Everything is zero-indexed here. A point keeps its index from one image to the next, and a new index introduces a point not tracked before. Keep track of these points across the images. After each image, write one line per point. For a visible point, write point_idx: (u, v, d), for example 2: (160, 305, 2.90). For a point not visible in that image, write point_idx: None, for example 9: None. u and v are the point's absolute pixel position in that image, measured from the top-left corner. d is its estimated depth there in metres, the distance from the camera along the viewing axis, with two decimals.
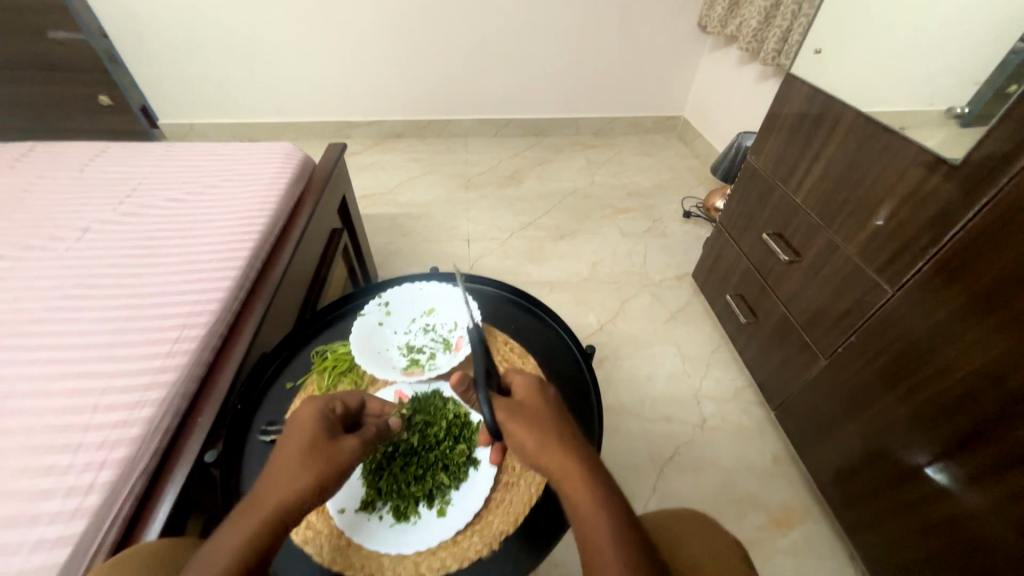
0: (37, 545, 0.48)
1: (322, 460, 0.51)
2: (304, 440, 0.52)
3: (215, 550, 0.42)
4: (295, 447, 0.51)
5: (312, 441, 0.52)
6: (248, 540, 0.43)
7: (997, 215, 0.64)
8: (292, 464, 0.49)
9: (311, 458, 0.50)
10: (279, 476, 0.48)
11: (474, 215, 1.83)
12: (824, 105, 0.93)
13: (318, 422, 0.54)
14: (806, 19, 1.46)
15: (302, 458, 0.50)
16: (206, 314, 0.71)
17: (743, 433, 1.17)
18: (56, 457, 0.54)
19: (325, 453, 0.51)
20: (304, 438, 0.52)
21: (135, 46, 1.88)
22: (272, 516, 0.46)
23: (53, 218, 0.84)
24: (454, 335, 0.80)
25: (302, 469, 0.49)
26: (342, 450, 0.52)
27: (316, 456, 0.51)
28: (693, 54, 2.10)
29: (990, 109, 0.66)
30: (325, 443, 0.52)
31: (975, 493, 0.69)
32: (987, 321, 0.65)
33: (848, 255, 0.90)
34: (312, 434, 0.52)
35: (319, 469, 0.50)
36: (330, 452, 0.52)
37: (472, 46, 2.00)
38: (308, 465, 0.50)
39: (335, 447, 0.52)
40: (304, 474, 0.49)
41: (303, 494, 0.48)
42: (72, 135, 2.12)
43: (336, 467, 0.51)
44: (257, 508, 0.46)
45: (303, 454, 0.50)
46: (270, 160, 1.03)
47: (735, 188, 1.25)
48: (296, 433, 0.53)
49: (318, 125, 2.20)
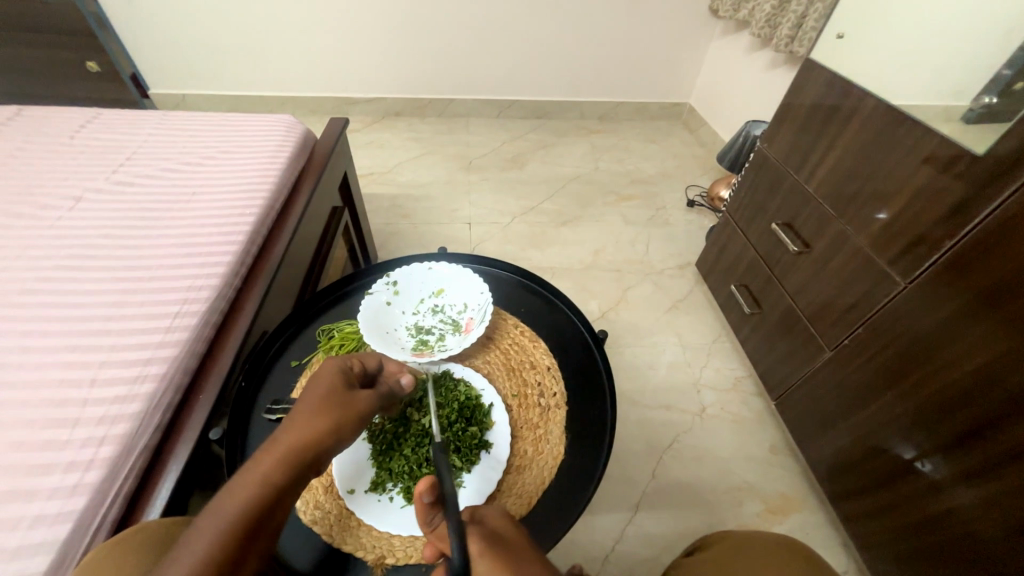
0: (35, 521, 0.46)
1: (339, 409, 0.52)
2: (323, 391, 0.53)
3: (236, 488, 0.44)
4: (314, 397, 0.52)
5: (329, 393, 0.53)
6: (266, 480, 0.45)
7: (1015, 210, 0.63)
8: (308, 413, 0.51)
9: (327, 409, 0.51)
10: (297, 423, 0.50)
11: (476, 198, 1.80)
12: (843, 93, 0.91)
13: (335, 377, 0.55)
14: (823, 5, 1.42)
15: (320, 407, 0.51)
16: (207, 289, 0.68)
17: (743, 422, 1.18)
18: (52, 432, 0.52)
19: (341, 404, 0.52)
20: (322, 390, 0.53)
21: (126, 10, 1.81)
22: (289, 458, 0.47)
23: (43, 185, 0.81)
24: (463, 318, 0.79)
25: (317, 418, 0.50)
26: (357, 403, 0.54)
27: (331, 407, 0.52)
28: (702, 39, 2.05)
29: (1019, 100, 0.65)
30: (341, 396, 0.53)
31: (969, 488, 0.70)
32: (993, 317, 0.65)
33: (860, 247, 0.89)
34: (329, 387, 0.53)
35: (334, 421, 0.51)
36: (345, 405, 0.53)
37: (477, 22, 1.94)
38: (323, 415, 0.51)
39: (350, 400, 0.53)
40: (319, 423, 0.50)
41: (319, 441, 0.49)
42: (59, 102, 2.05)
43: (350, 419, 0.52)
44: (274, 451, 0.47)
45: (321, 403, 0.52)
46: (270, 132, 1.00)
47: (745, 176, 1.23)
48: (315, 386, 0.54)
49: (316, 100, 2.14)
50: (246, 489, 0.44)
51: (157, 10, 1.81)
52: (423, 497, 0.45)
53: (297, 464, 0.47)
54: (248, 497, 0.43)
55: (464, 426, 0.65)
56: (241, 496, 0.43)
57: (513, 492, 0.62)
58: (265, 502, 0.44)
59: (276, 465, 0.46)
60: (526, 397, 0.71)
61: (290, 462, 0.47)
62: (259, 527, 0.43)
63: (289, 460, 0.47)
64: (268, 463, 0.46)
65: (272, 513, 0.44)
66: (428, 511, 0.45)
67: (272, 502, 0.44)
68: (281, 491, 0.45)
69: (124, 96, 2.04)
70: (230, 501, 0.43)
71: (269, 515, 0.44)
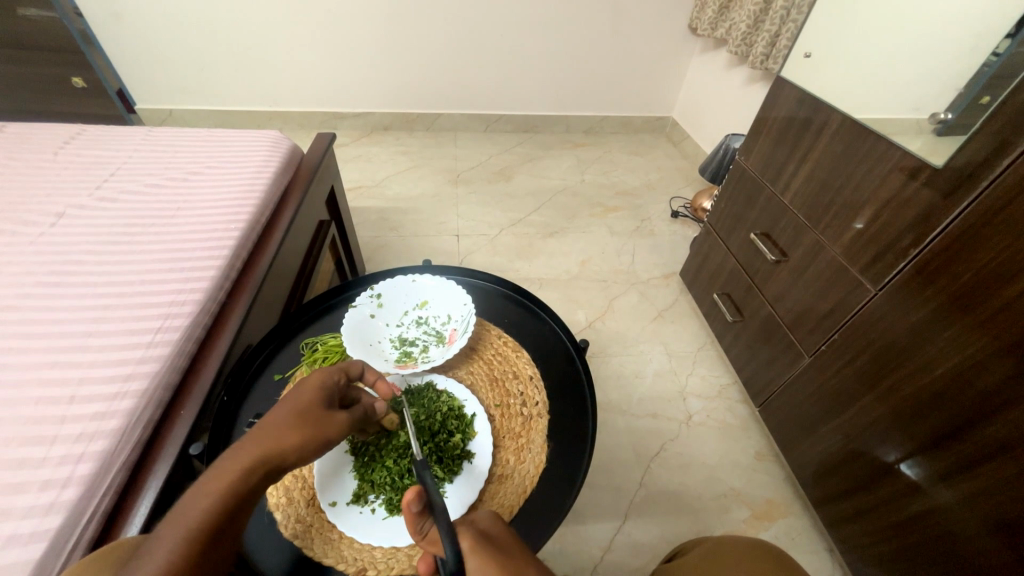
0: (9, 540, 0.46)
1: (313, 427, 0.51)
2: (302, 405, 0.52)
3: (199, 494, 0.44)
4: (292, 410, 0.52)
5: (306, 407, 0.52)
6: (229, 490, 0.44)
7: (975, 218, 0.66)
8: (282, 425, 0.50)
9: (301, 424, 0.51)
10: (270, 433, 0.49)
11: (463, 210, 1.82)
12: (812, 109, 0.95)
13: (316, 392, 0.54)
14: (795, 25, 1.48)
15: (295, 421, 0.51)
16: (190, 304, 0.69)
17: (728, 429, 1.20)
18: (28, 450, 0.51)
19: (315, 421, 0.52)
20: (298, 403, 0.53)
21: (113, 28, 1.81)
22: (254, 468, 0.46)
23: (25, 202, 0.80)
24: (447, 329, 0.80)
25: (290, 429, 0.50)
26: (332, 421, 0.53)
27: (305, 422, 0.51)
28: (682, 55, 2.12)
29: (969, 117, 0.69)
30: (318, 412, 0.53)
31: (947, 487, 0.71)
32: (962, 321, 0.68)
33: (833, 255, 0.92)
34: (307, 400, 0.53)
35: (304, 438, 0.50)
36: (319, 422, 0.52)
37: (464, 39, 1.98)
38: (296, 430, 0.50)
39: (326, 417, 0.53)
40: (292, 436, 0.49)
41: (288, 456, 0.49)
42: (42, 117, 2.04)
43: (321, 438, 0.51)
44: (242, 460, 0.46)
45: (297, 417, 0.51)
46: (257, 147, 1.01)
47: (724, 188, 1.27)
48: (294, 397, 0.53)
49: (304, 116, 2.16)
50: (209, 496, 0.44)
51: (146, 29, 1.83)
52: (411, 507, 0.45)
53: (263, 476, 0.47)
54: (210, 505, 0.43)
55: (447, 437, 0.66)
56: (205, 502, 0.43)
57: (495, 502, 0.62)
58: (228, 512, 0.43)
59: (243, 472, 0.46)
60: (508, 407, 0.71)
61: (258, 472, 0.47)
62: (221, 535, 0.43)
63: (256, 471, 0.46)
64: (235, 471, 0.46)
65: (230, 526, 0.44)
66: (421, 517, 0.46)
67: (235, 512, 0.44)
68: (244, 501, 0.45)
69: (110, 112, 2.03)
70: (192, 507, 0.43)
71: (231, 525, 0.44)
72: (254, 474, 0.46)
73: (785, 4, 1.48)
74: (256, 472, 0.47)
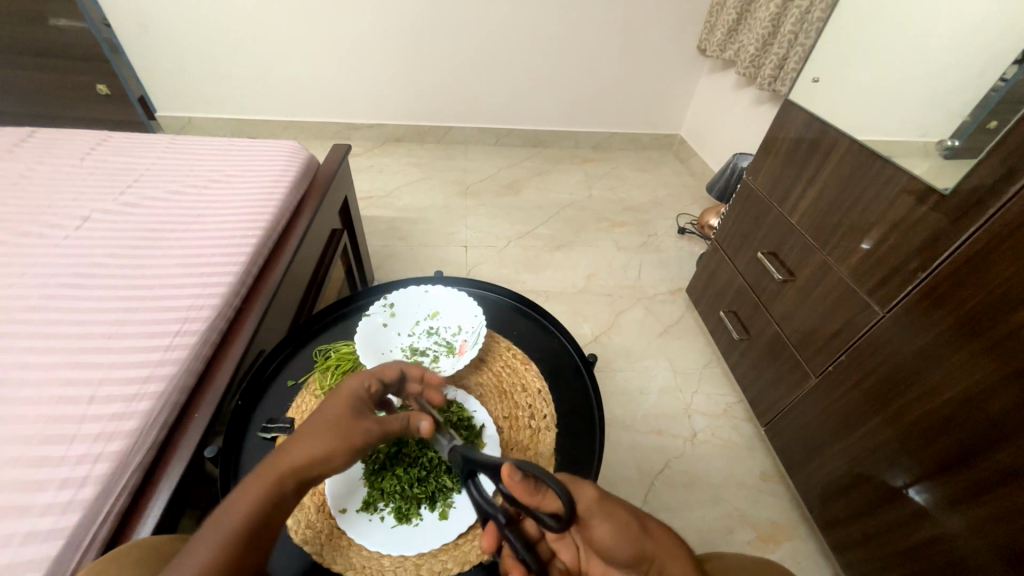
0: (27, 537, 0.47)
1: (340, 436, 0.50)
2: (334, 415, 0.52)
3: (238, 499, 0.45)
4: (325, 419, 0.52)
5: (336, 417, 0.52)
6: (258, 501, 0.45)
7: (983, 243, 0.67)
8: (314, 435, 0.50)
9: (329, 434, 0.50)
10: (302, 443, 0.49)
11: (472, 222, 1.84)
12: (821, 131, 0.97)
13: (346, 402, 0.54)
14: (803, 49, 1.50)
15: (326, 430, 0.50)
16: (208, 309, 0.70)
17: (733, 448, 1.19)
18: (49, 448, 0.52)
19: (344, 431, 0.51)
20: (333, 412, 0.52)
21: (139, 38, 1.88)
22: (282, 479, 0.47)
23: (53, 205, 0.83)
24: (458, 340, 0.81)
25: (323, 436, 0.50)
26: (360, 431, 0.52)
27: (334, 431, 0.50)
28: (691, 74, 2.15)
29: (975, 143, 0.70)
30: (348, 422, 0.52)
31: (956, 514, 0.71)
32: (971, 345, 0.68)
33: (840, 276, 0.92)
34: (338, 411, 0.52)
35: (330, 446, 0.49)
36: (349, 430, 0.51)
37: (477, 55, 2.03)
38: (324, 439, 0.49)
39: (354, 425, 0.52)
40: (321, 445, 0.49)
41: (314, 464, 0.48)
42: (66, 123, 2.10)
43: (348, 446, 0.50)
44: (273, 470, 0.47)
45: (328, 427, 0.51)
46: (275, 156, 1.03)
47: (733, 206, 1.28)
48: (330, 407, 0.53)
49: (318, 126, 2.20)
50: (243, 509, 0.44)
51: (170, 39, 1.89)
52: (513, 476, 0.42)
53: (291, 487, 0.47)
54: (241, 513, 0.44)
55: None
56: (240, 505, 0.44)
57: None
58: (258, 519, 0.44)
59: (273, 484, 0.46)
60: (517, 420, 0.72)
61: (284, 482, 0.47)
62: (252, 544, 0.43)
63: (283, 481, 0.47)
64: (265, 479, 0.46)
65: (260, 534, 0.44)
66: (527, 484, 0.42)
67: (263, 523, 0.45)
68: (276, 509, 0.46)
69: (131, 118, 2.09)
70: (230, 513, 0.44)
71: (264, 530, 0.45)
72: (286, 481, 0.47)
73: (794, 28, 1.50)
74: (286, 481, 0.47)
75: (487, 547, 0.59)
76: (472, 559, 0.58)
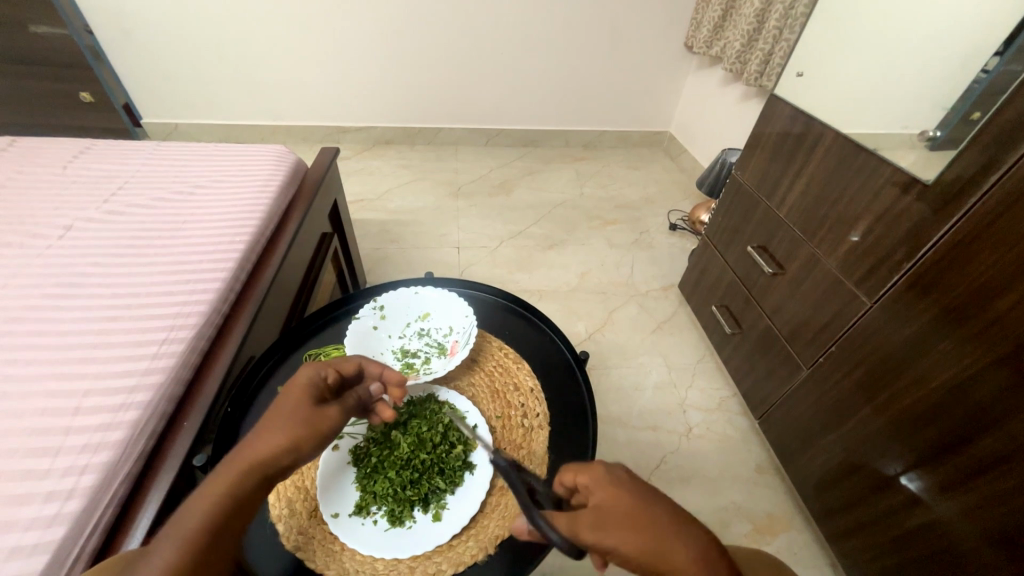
0: (12, 552, 0.46)
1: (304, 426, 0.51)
2: (296, 406, 0.52)
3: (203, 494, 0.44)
4: (286, 411, 0.52)
5: (298, 409, 0.52)
6: (230, 490, 0.44)
7: (966, 232, 0.68)
8: (278, 426, 0.50)
9: (292, 425, 0.50)
10: (265, 434, 0.49)
11: (464, 223, 1.84)
12: (806, 125, 0.98)
13: (303, 393, 0.54)
14: (787, 44, 1.52)
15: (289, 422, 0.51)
16: (195, 316, 0.70)
17: (728, 441, 1.19)
18: (34, 461, 0.51)
19: (308, 419, 0.52)
20: (295, 404, 0.53)
21: (123, 44, 1.86)
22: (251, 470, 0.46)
23: (35, 215, 0.82)
24: (449, 341, 0.81)
25: (281, 428, 0.50)
26: (324, 421, 0.53)
27: (298, 422, 0.51)
28: (679, 71, 2.16)
29: (958, 134, 0.71)
30: (309, 412, 0.52)
31: (948, 500, 0.72)
32: (957, 332, 0.69)
33: (829, 269, 0.93)
34: (298, 403, 0.53)
35: (296, 437, 0.50)
36: (309, 420, 0.52)
37: (464, 55, 2.03)
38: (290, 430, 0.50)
39: (316, 414, 0.53)
40: (284, 435, 0.49)
41: (280, 455, 0.48)
42: (50, 131, 2.07)
43: (315, 436, 0.51)
44: (239, 460, 0.46)
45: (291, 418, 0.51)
46: (262, 160, 1.03)
47: (721, 201, 1.29)
48: (285, 400, 0.53)
49: (308, 130, 2.19)
50: (208, 501, 0.43)
51: (154, 45, 1.87)
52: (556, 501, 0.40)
53: (258, 476, 0.46)
54: (210, 506, 0.43)
55: (448, 448, 0.66)
56: (204, 503, 0.43)
57: (495, 514, 0.62)
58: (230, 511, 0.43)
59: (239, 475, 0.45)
60: (509, 419, 0.72)
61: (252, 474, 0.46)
62: (223, 536, 0.42)
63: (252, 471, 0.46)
64: (231, 472, 0.45)
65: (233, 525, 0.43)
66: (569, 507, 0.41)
67: (233, 515, 0.43)
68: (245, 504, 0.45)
69: (117, 126, 2.07)
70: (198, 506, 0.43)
71: (233, 527, 0.43)
72: (248, 477, 0.46)
73: (778, 24, 1.51)
74: (248, 476, 0.46)
75: (481, 548, 0.59)
76: (467, 559, 0.58)
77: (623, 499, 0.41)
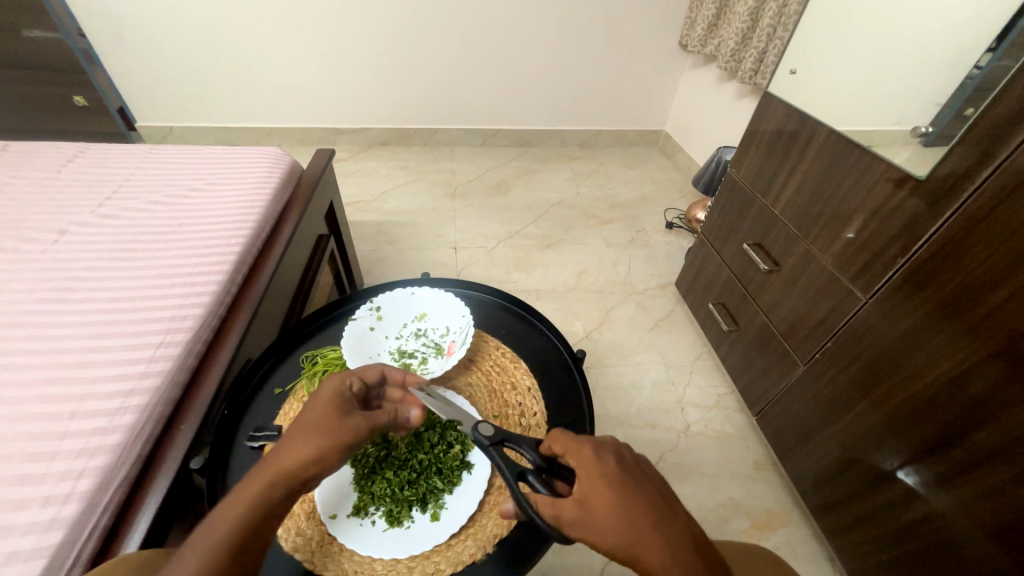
0: (10, 557, 0.46)
1: (334, 435, 0.50)
2: (324, 414, 0.52)
3: (233, 501, 0.45)
4: (315, 419, 0.52)
5: (327, 417, 0.52)
6: (258, 500, 0.45)
7: (960, 226, 0.68)
8: (307, 435, 0.50)
9: (321, 434, 0.50)
10: (294, 443, 0.49)
11: (460, 223, 1.84)
12: (799, 122, 0.98)
13: (331, 400, 0.54)
14: (781, 42, 1.52)
15: (318, 431, 0.50)
16: (191, 319, 0.69)
17: (726, 438, 1.20)
18: (30, 466, 0.51)
19: (336, 428, 0.51)
20: (324, 412, 0.52)
21: (117, 47, 1.85)
22: (279, 480, 0.47)
23: (29, 219, 0.81)
24: (446, 341, 0.81)
25: (312, 436, 0.50)
26: (352, 426, 0.52)
27: (328, 431, 0.50)
28: (674, 70, 2.17)
29: (950, 129, 0.71)
30: (336, 419, 0.52)
31: (945, 493, 0.72)
32: (952, 326, 0.69)
33: (824, 265, 0.94)
34: (327, 411, 0.53)
35: (325, 446, 0.49)
36: (337, 428, 0.51)
37: (460, 55, 2.03)
38: (319, 440, 0.49)
39: (345, 421, 0.52)
40: (308, 447, 0.48)
41: (309, 465, 0.48)
42: (44, 136, 2.06)
43: (344, 443, 0.51)
44: (269, 470, 0.47)
45: (320, 427, 0.51)
46: (258, 163, 1.03)
47: (717, 199, 1.29)
48: (312, 409, 0.53)
49: (303, 132, 2.19)
50: (237, 509, 0.44)
51: (148, 48, 1.87)
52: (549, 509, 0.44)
53: (286, 487, 0.47)
54: (239, 515, 0.44)
55: (446, 448, 0.66)
56: (233, 512, 0.44)
57: (494, 513, 0.62)
58: (257, 521, 0.44)
59: (268, 486, 0.46)
60: (507, 418, 0.72)
61: (280, 485, 0.47)
62: (248, 545, 0.44)
63: (280, 482, 0.47)
64: (260, 482, 0.46)
65: (259, 535, 0.45)
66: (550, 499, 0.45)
67: (259, 525, 0.45)
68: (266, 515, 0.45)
69: (111, 129, 2.06)
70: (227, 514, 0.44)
71: (259, 535, 0.45)
72: (276, 487, 0.47)
73: (772, 22, 1.52)
74: (275, 488, 0.46)
75: (480, 547, 0.59)
76: (466, 558, 0.58)
77: (607, 500, 0.43)
